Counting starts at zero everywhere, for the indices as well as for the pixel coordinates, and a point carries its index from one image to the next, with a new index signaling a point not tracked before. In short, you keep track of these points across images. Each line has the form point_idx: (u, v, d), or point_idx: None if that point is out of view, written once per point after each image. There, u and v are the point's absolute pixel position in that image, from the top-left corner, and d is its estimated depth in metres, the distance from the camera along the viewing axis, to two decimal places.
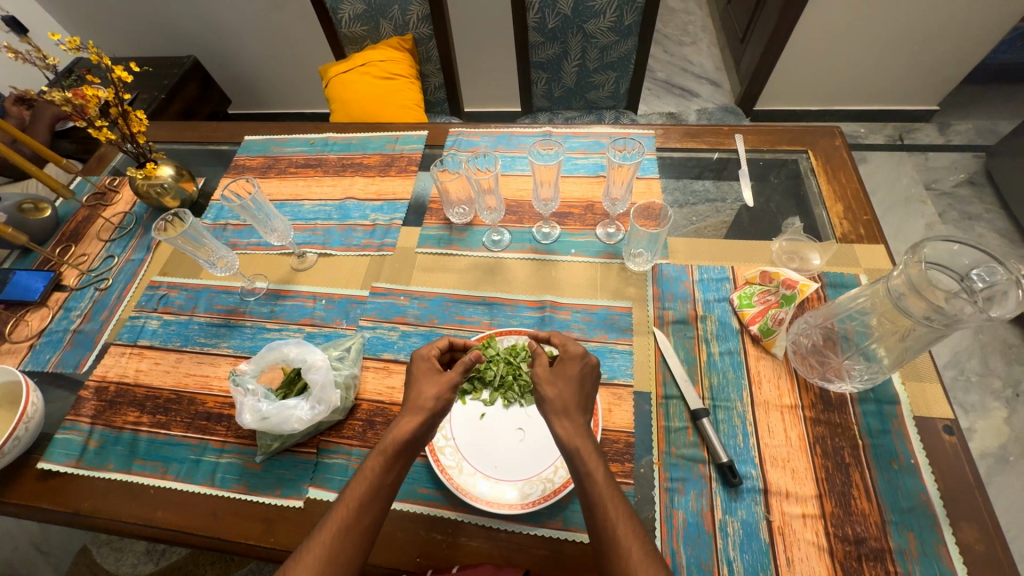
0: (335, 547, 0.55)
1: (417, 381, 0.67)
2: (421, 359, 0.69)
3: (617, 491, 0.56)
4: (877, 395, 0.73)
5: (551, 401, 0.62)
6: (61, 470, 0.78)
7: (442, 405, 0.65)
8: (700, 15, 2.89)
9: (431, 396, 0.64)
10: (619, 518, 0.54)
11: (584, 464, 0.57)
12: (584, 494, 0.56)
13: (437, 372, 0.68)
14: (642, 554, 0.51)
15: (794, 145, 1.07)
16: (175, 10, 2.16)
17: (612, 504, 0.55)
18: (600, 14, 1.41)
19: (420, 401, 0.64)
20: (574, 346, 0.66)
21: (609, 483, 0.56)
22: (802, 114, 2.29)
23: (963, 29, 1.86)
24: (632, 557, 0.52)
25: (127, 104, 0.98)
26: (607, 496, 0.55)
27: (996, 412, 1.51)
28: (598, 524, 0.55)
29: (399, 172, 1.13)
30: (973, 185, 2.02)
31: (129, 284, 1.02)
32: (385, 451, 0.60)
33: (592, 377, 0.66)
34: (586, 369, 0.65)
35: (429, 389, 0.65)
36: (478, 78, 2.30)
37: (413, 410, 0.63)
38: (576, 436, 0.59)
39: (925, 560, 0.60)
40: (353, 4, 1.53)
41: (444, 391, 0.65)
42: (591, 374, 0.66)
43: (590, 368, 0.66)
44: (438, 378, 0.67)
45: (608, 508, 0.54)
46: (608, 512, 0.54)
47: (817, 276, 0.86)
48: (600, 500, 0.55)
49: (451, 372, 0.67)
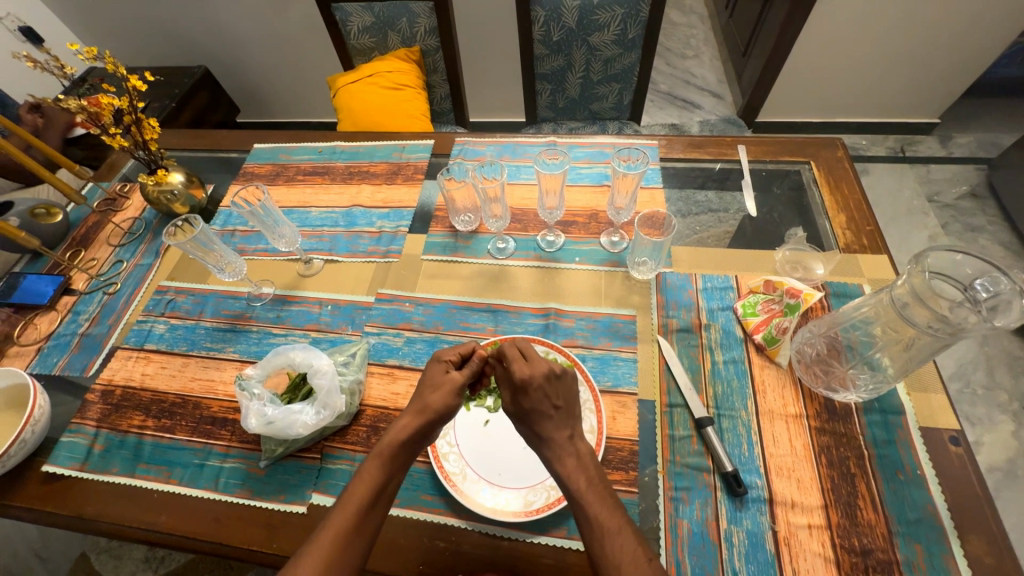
0: (333, 550, 0.54)
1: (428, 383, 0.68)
2: (436, 362, 0.70)
3: (605, 499, 0.57)
4: (882, 406, 0.73)
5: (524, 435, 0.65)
6: (65, 473, 0.78)
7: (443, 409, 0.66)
8: (703, 29, 2.93)
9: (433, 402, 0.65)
10: (612, 531, 0.55)
11: (574, 484, 0.59)
12: (573, 505, 0.58)
13: (445, 374, 0.68)
14: (633, 556, 0.52)
15: (797, 156, 1.08)
16: (188, 22, 2.21)
17: (602, 511, 0.56)
18: (604, 28, 1.43)
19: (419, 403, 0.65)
20: (518, 373, 0.63)
21: (594, 489, 0.58)
22: (804, 126, 2.31)
23: (963, 43, 1.88)
24: (625, 562, 0.52)
25: (140, 112, 0.99)
26: (592, 502, 0.57)
27: (1002, 425, 1.50)
28: (588, 532, 0.56)
29: (405, 180, 1.14)
30: (976, 197, 2.03)
31: (137, 289, 1.03)
32: (383, 453, 0.61)
33: (554, 392, 0.64)
34: (541, 389, 0.63)
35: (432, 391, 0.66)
36: (482, 90, 2.33)
37: (411, 416, 0.64)
38: (564, 445, 0.62)
39: (933, 573, 0.60)
40: (361, 16, 1.56)
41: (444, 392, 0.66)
42: (553, 392, 0.64)
43: (544, 387, 0.63)
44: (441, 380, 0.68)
45: (598, 515, 0.56)
46: (597, 519, 0.56)
47: (821, 285, 0.87)
48: (586, 505, 0.57)
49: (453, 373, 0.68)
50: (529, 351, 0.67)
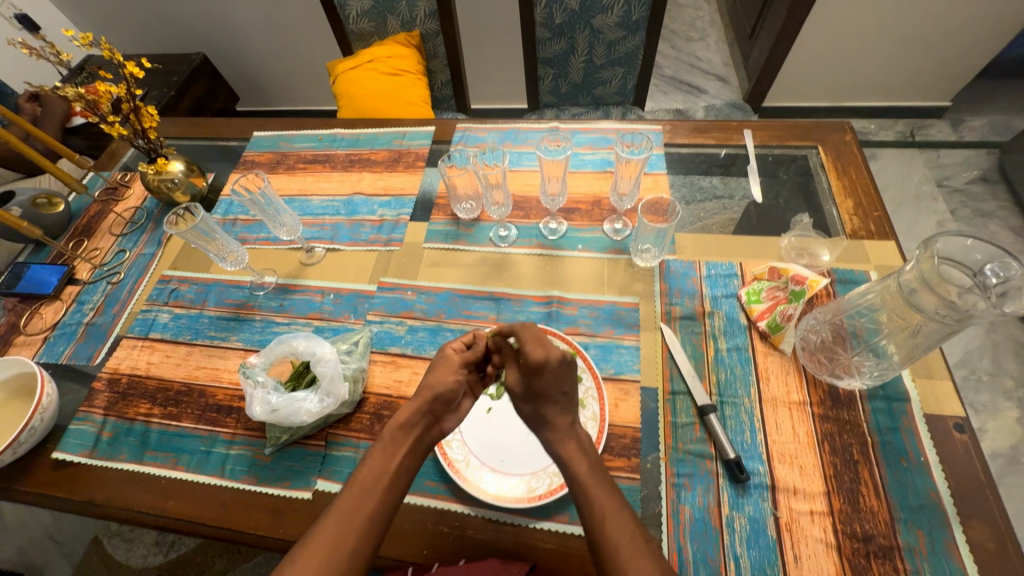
0: (336, 532, 0.55)
1: (433, 369, 0.70)
2: (442, 347, 0.72)
3: (602, 483, 0.58)
4: (887, 393, 0.72)
5: (528, 417, 0.65)
6: (75, 460, 0.80)
7: (446, 394, 0.67)
8: (708, 11, 2.87)
9: (433, 385, 0.67)
10: (608, 513, 0.55)
11: (573, 467, 0.60)
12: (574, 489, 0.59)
13: (452, 358, 0.71)
14: (630, 536, 0.53)
15: (804, 141, 1.06)
16: (185, 7, 2.18)
17: (599, 495, 0.57)
18: (607, 10, 1.40)
19: (424, 386, 0.67)
20: (534, 355, 0.61)
21: (592, 473, 0.59)
22: (811, 110, 2.27)
23: (977, 24, 1.83)
24: (623, 544, 0.53)
25: (138, 100, 0.98)
26: (591, 485, 0.58)
27: (1007, 412, 1.49)
28: (587, 514, 0.56)
29: (406, 167, 1.13)
30: (986, 182, 2.00)
31: (140, 278, 1.04)
32: (384, 439, 0.63)
33: (566, 378, 0.63)
34: (557, 377, 0.62)
35: (439, 377, 0.68)
36: (484, 75, 2.30)
37: (411, 401, 0.66)
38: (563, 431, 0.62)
39: (934, 558, 0.60)
40: (360, 0, 1.53)
41: (447, 374, 0.68)
42: (564, 377, 0.63)
43: (557, 370, 0.62)
44: (444, 365, 0.70)
45: (597, 497, 0.57)
46: (597, 502, 0.56)
47: (827, 272, 0.86)
48: (584, 488, 0.58)
49: (456, 359, 0.70)
50: (543, 334, 0.65)
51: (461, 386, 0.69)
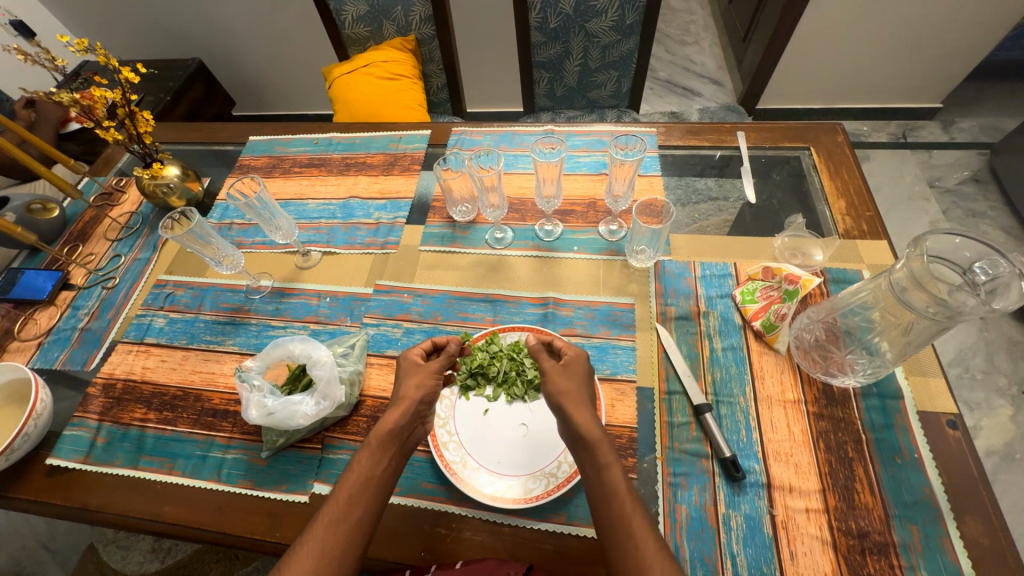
0: (325, 539, 0.55)
1: (405, 376, 0.70)
2: (406, 353, 0.73)
3: (636, 494, 0.55)
4: (880, 391, 0.73)
5: (564, 394, 0.64)
6: (69, 467, 0.79)
7: (427, 396, 0.69)
8: (702, 15, 2.89)
9: (414, 387, 0.68)
10: (633, 512, 0.54)
11: (602, 457, 0.58)
12: (603, 503, 0.56)
13: (420, 364, 0.72)
14: (657, 547, 0.51)
15: (796, 142, 1.07)
16: (180, 13, 2.18)
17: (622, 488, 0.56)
18: (602, 14, 1.41)
19: (405, 393, 0.68)
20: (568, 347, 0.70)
21: (627, 484, 0.56)
22: (804, 112, 2.29)
23: (965, 28, 1.86)
24: (645, 542, 0.52)
25: (134, 105, 0.98)
26: (627, 496, 0.55)
27: (1001, 410, 1.50)
28: (606, 510, 0.55)
29: (402, 171, 1.14)
30: (977, 182, 2.02)
31: (136, 283, 1.03)
32: (371, 444, 0.62)
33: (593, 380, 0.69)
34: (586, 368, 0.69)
35: (419, 380, 0.70)
36: (480, 79, 2.31)
37: (397, 404, 0.66)
38: (603, 440, 0.59)
39: (929, 554, 0.60)
40: (355, 5, 1.54)
41: (426, 378, 0.70)
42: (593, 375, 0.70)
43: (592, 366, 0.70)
44: (421, 370, 0.71)
45: (620, 491, 0.55)
46: (617, 494, 0.55)
47: (820, 271, 0.86)
48: (620, 499, 0.55)
49: (431, 363, 0.72)
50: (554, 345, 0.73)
51: (438, 388, 0.72)
